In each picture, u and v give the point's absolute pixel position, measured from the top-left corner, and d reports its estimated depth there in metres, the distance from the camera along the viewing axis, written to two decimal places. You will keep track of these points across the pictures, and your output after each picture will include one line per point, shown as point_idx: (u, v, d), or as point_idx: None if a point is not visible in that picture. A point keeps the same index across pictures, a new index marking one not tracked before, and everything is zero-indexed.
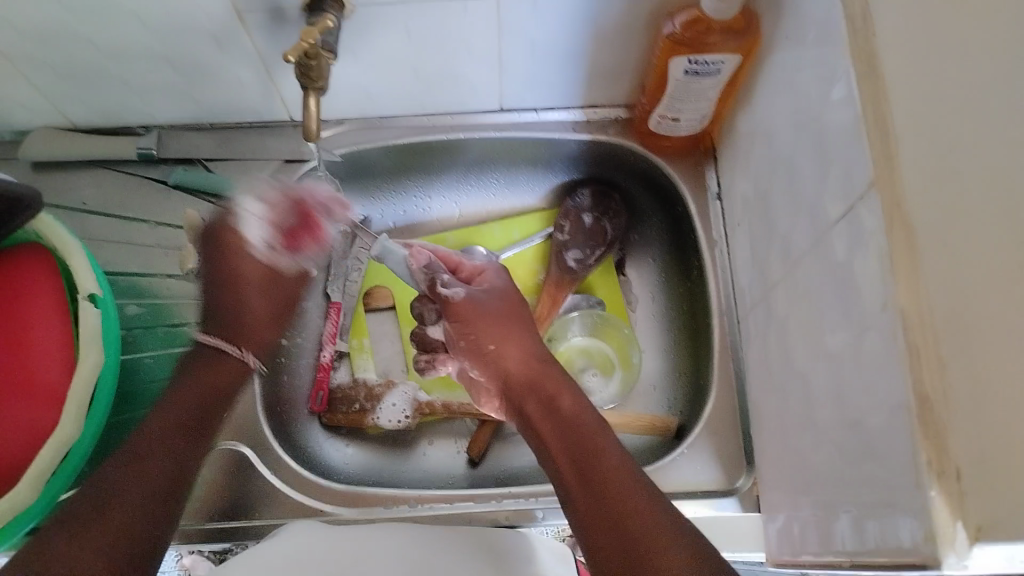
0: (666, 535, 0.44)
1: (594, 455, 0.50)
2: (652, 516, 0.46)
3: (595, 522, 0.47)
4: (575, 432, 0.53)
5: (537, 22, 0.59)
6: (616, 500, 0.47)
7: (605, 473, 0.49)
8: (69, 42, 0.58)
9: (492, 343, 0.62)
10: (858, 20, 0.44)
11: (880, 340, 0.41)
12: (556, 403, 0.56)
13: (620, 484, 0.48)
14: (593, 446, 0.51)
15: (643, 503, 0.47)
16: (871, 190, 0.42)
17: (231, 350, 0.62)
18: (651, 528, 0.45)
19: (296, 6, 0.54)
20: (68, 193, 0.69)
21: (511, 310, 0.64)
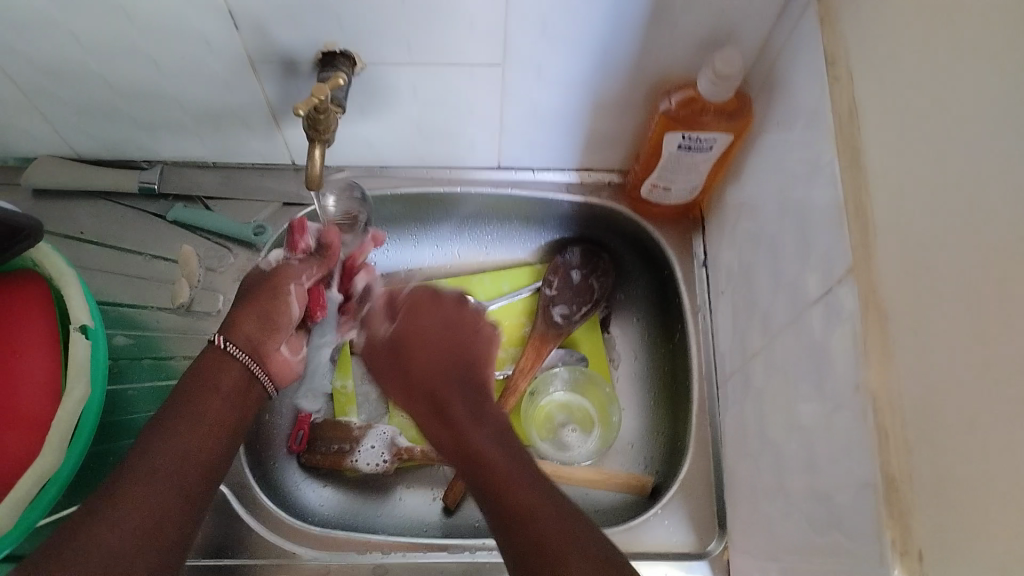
0: (557, 517, 0.46)
1: (490, 460, 0.50)
2: (541, 505, 0.46)
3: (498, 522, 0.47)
4: (471, 435, 0.52)
5: (540, 90, 0.62)
6: (512, 486, 0.48)
7: (506, 472, 0.49)
8: (84, 78, 0.59)
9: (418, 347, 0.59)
10: (843, 114, 0.46)
11: (852, 418, 0.43)
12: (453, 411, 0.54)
13: (515, 478, 0.48)
14: (492, 449, 0.51)
15: (541, 493, 0.47)
16: (848, 277, 0.44)
17: (256, 368, 0.56)
18: (544, 523, 0.45)
19: (309, 61, 0.57)
20: (66, 221, 0.70)
21: (458, 335, 0.60)
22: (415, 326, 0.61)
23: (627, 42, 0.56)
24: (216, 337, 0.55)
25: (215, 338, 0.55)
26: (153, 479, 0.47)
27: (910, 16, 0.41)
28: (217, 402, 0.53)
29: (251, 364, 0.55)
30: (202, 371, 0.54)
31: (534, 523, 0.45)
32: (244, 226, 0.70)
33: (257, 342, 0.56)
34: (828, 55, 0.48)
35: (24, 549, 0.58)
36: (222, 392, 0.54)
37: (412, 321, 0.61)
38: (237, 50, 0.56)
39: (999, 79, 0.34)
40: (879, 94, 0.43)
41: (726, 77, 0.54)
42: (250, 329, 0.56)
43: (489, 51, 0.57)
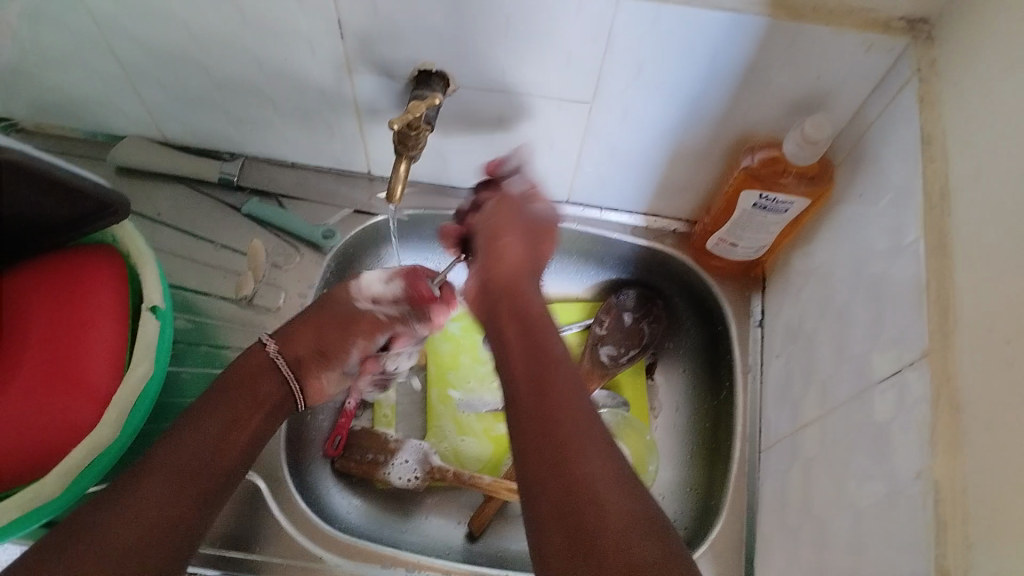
0: (614, 493, 0.43)
1: (560, 405, 0.48)
2: (588, 467, 0.45)
3: (540, 473, 0.46)
4: (551, 376, 0.50)
5: (623, 133, 0.62)
6: (566, 437, 0.46)
7: (572, 419, 0.47)
8: (186, 67, 0.61)
9: (498, 242, 0.61)
10: (935, 196, 0.46)
11: (909, 504, 0.42)
12: (542, 349, 0.53)
13: (573, 431, 0.46)
14: (567, 392, 0.49)
15: (599, 453, 0.45)
16: (919, 361, 0.44)
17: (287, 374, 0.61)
18: (596, 491, 0.43)
19: (405, 77, 0.59)
20: (146, 202, 0.73)
21: (532, 237, 0.62)
22: (514, 244, 0.61)
23: (718, 96, 0.57)
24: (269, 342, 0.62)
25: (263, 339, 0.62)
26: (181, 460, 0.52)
27: (1016, 105, 0.41)
28: (242, 394, 0.58)
29: (289, 378, 0.61)
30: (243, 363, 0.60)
31: (582, 486, 0.44)
32: (314, 228, 0.71)
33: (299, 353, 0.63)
34: (924, 134, 0.48)
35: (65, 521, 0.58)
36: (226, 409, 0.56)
37: (511, 233, 0.61)
38: (338, 58, 0.58)
39: None
40: (976, 178, 0.43)
41: (814, 143, 0.54)
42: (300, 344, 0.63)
43: (581, 88, 0.58)
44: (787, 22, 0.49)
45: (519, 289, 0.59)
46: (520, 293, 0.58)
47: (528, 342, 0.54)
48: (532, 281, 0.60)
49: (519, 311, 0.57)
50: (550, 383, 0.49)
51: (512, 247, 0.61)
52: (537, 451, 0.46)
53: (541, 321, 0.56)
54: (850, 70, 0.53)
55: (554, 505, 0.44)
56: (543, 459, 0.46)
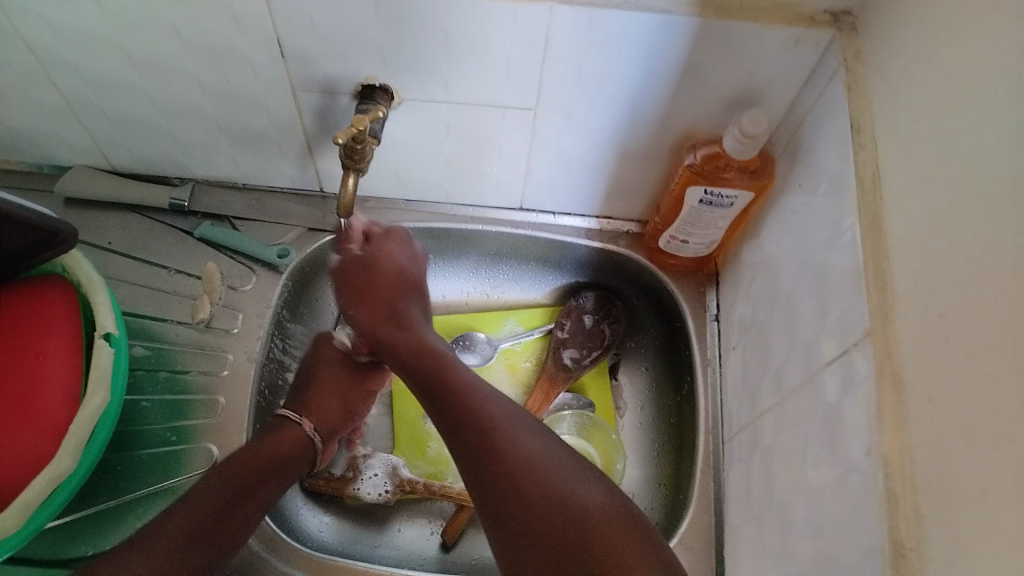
0: (544, 467, 0.47)
1: (480, 409, 0.51)
2: (517, 450, 0.48)
3: (477, 472, 0.48)
4: (466, 390, 0.53)
5: (569, 137, 0.63)
6: (494, 432, 0.49)
7: (494, 419, 0.50)
8: (129, 93, 0.61)
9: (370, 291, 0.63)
10: (867, 179, 0.48)
11: (861, 481, 0.43)
12: (454, 386, 0.54)
13: (498, 425, 0.50)
14: (483, 397, 0.52)
15: (523, 434, 0.49)
16: (863, 340, 0.45)
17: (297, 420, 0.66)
18: (532, 469, 0.47)
19: (349, 92, 0.59)
20: (96, 231, 0.72)
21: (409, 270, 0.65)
22: (380, 282, 0.63)
23: (658, 96, 0.58)
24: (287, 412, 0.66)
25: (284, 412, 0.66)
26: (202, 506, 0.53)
27: (935, 88, 0.42)
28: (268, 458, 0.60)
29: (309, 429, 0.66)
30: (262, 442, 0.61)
31: (516, 470, 0.47)
32: (267, 248, 0.71)
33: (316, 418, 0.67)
34: (854, 122, 0.49)
35: (26, 553, 0.58)
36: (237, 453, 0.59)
37: (381, 265, 0.64)
38: (281, 77, 0.58)
39: (1011, 143, 0.36)
40: (903, 160, 0.45)
41: (752, 137, 0.56)
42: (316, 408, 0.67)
43: (524, 95, 0.59)
44: (717, 20, 0.51)
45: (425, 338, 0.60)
46: (409, 334, 0.60)
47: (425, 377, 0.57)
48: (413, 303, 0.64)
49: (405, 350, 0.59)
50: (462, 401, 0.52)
51: (377, 286, 0.63)
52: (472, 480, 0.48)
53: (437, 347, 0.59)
54: (781, 64, 0.54)
55: (493, 497, 0.47)
56: (474, 460, 0.49)
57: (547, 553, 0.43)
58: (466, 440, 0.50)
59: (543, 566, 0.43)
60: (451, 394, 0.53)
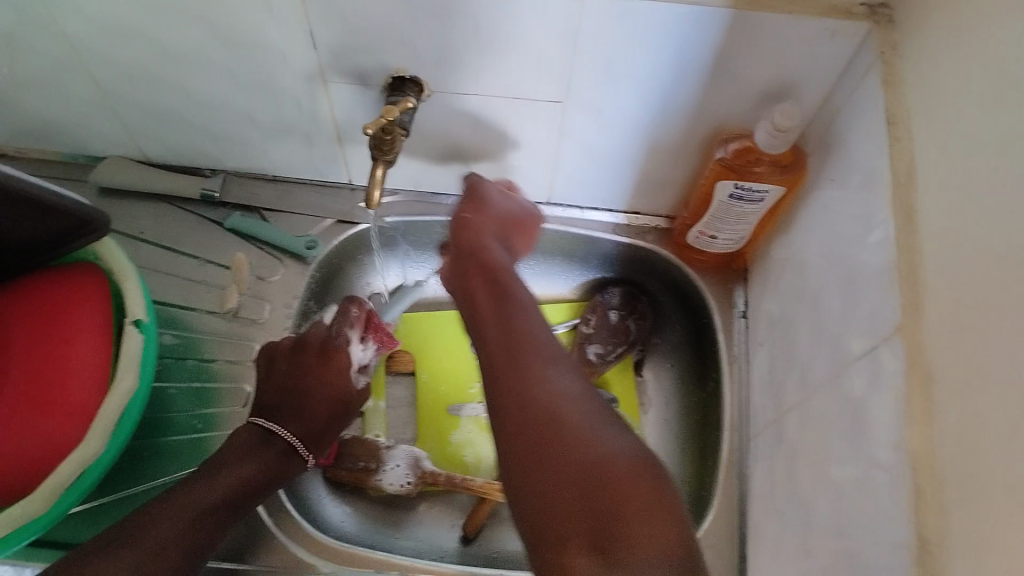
0: (572, 406, 0.45)
1: (522, 340, 0.49)
2: (549, 386, 0.46)
3: (508, 403, 0.46)
4: (514, 319, 0.51)
5: (597, 130, 0.63)
6: (528, 365, 0.47)
7: (533, 353, 0.48)
8: (161, 84, 0.62)
9: (466, 213, 0.59)
10: (902, 173, 0.47)
11: (886, 478, 0.43)
12: (511, 317, 0.51)
13: (532, 359, 0.47)
14: (527, 329, 0.50)
15: (556, 374, 0.47)
16: (893, 335, 0.44)
17: (301, 450, 0.62)
18: (556, 411, 0.44)
19: (378, 83, 0.59)
20: (128, 220, 0.73)
21: (510, 208, 0.60)
22: (483, 211, 0.59)
23: (688, 89, 0.57)
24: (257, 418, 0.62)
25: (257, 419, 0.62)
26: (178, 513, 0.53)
27: (976, 82, 0.41)
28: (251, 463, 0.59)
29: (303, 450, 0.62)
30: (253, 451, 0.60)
31: (541, 408, 0.44)
32: (297, 240, 0.72)
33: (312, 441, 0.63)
34: (890, 115, 0.48)
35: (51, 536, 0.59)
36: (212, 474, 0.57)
37: (477, 208, 0.59)
38: (311, 69, 0.58)
39: None
40: (940, 155, 0.44)
41: (784, 131, 0.55)
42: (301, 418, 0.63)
43: (552, 87, 0.58)
44: (750, 11, 0.50)
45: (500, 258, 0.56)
46: (484, 254, 0.56)
47: (495, 295, 0.53)
48: (502, 239, 0.59)
49: (485, 269, 0.55)
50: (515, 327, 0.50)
51: (476, 217, 0.58)
52: (506, 408, 0.46)
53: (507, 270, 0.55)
54: (816, 57, 0.53)
55: (518, 427, 0.45)
56: (501, 389, 0.47)
57: (558, 496, 0.41)
58: (502, 361, 0.48)
59: (559, 507, 0.41)
60: (504, 322, 0.51)
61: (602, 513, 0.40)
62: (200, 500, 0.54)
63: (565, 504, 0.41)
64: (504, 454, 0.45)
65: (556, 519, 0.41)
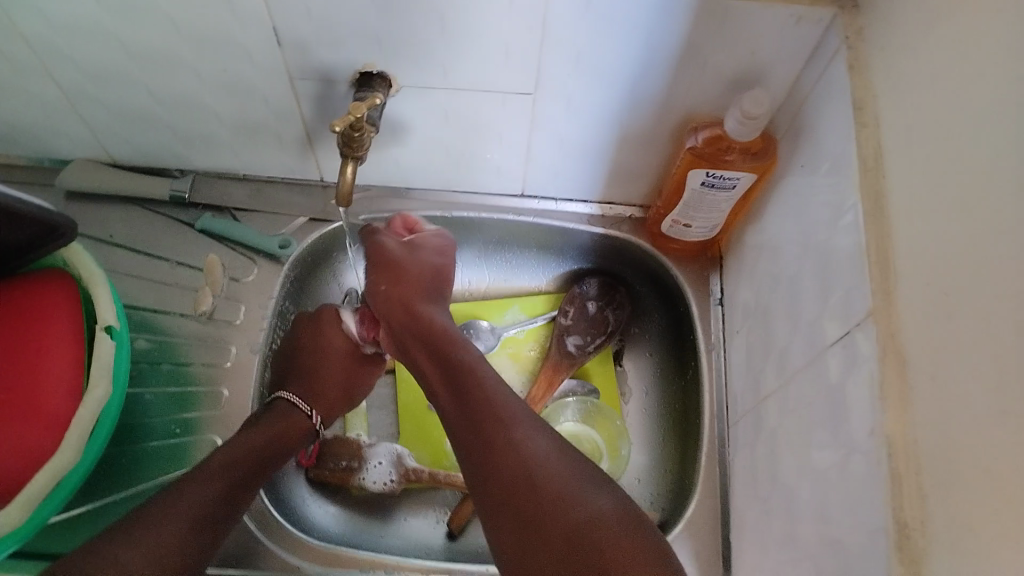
0: (554, 468, 0.49)
1: (491, 410, 0.53)
2: (526, 451, 0.50)
3: (490, 472, 0.50)
4: (471, 391, 0.54)
5: (568, 121, 0.63)
6: (502, 436, 0.51)
7: (503, 421, 0.52)
8: (126, 84, 0.61)
9: (383, 285, 0.62)
10: (869, 159, 0.47)
11: (865, 463, 0.43)
12: (470, 390, 0.55)
13: (507, 429, 0.51)
14: (490, 401, 0.53)
15: (530, 435, 0.51)
16: (867, 320, 0.45)
17: (304, 409, 0.65)
18: (536, 476, 0.49)
19: (347, 79, 0.59)
20: (96, 224, 0.72)
21: (432, 266, 0.64)
22: (403, 281, 0.62)
23: (658, 77, 0.57)
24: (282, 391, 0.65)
25: (278, 395, 0.65)
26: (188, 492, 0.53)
27: (939, 64, 0.42)
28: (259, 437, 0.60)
29: (310, 412, 0.65)
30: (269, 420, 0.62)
31: (523, 477, 0.49)
32: (269, 239, 0.71)
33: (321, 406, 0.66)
34: (856, 100, 0.49)
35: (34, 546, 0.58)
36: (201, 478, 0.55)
37: (397, 275, 0.62)
38: (278, 67, 0.58)
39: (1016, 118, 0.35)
40: (905, 138, 0.44)
41: (754, 118, 0.55)
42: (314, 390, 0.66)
43: (522, 79, 0.58)
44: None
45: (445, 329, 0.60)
46: (421, 323, 0.60)
47: (446, 370, 0.57)
48: (434, 296, 0.63)
49: (425, 338, 0.59)
50: (470, 394, 0.54)
51: (405, 278, 0.62)
52: (489, 479, 0.50)
53: (451, 339, 0.59)
54: (782, 44, 0.54)
55: (507, 497, 0.49)
56: (478, 461, 0.51)
57: (544, 555, 0.46)
58: (478, 429, 0.52)
59: (549, 561, 0.46)
60: (465, 393, 0.55)
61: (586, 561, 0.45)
62: (188, 509, 0.52)
63: (553, 569, 0.46)
64: (488, 521, 0.50)
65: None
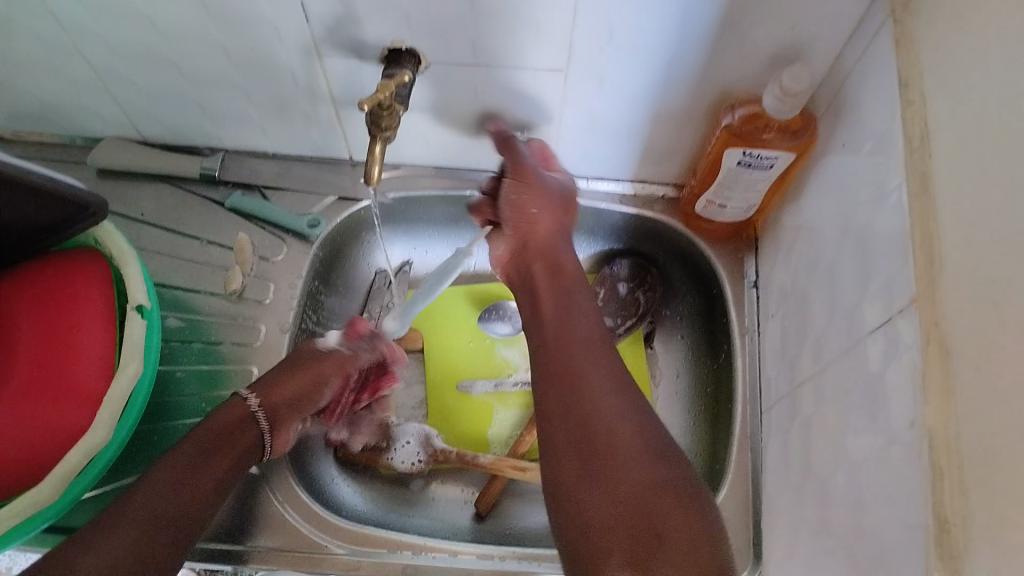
0: (623, 429, 0.48)
1: (577, 367, 0.51)
2: (605, 405, 0.49)
3: (555, 415, 0.50)
4: (570, 336, 0.54)
5: (602, 99, 0.61)
6: (580, 387, 0.50)
7: (585, 380, 0.51)
8: (155, 62, 0.61)
9: (534, 208, 0.60)
10: (914, 138, 0.45)
11: (904, 455, 0.41)
12: (573, 321, 0.56)
13: (590, 374, 0.51)
14: (575, 347, 0.53)
15: (613, 391, 0.50)
16: (909, 307, 0.43)
17: (263, 433, 0.59)
18: (613, 431, 0.47)
19: (375, 56, 0.58)
20: (129, 202, 0.73)
21: (565, 202, 0.63)
22: (539, 203, 0.61)
23: (694, 53, 0.55)
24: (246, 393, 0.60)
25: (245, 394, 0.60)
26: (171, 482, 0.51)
27: (991, 40, 0.40)
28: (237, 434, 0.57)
29: (264, 429, 0.59)
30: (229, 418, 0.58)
31: (597, 423, 0.48)
32: (299, 218, 0.71)
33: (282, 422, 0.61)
34: (901, 77, 0.47)
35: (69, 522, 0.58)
36: (191, 460, 0.53)
37: (541, 207, 0.61)
38: (306, 44, 0.57)
39: None
40: (953, 116, 0.42)
41: (793, 95, 0.53)
42: (274, 398, 0.61)
43: (554, 56, 0.57)
44: None
45: (557, 260, 0.60)
46: (543, 253, 0.61)
47: (558, 310, 0.57)
48: (563, 237, 0.62)
49: (553, 275, 0.59)
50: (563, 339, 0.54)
51: (531, 199, 0.61)
52: (550, 398, 0.51)
53: (567, 274, 0.60)
54: (824, 17, 0.51)
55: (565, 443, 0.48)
56: (561, 394, 0.50)
57: (595, 504, 0.45)
58: (557, 370, 0.52)
59: (599, 515, 0.44)
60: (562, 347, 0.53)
61: (646, 539, 0.42)
62: (166, 504, 0.50)
63: (610, 514, 0.44)
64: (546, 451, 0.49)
65: (599, 530, 0.44)
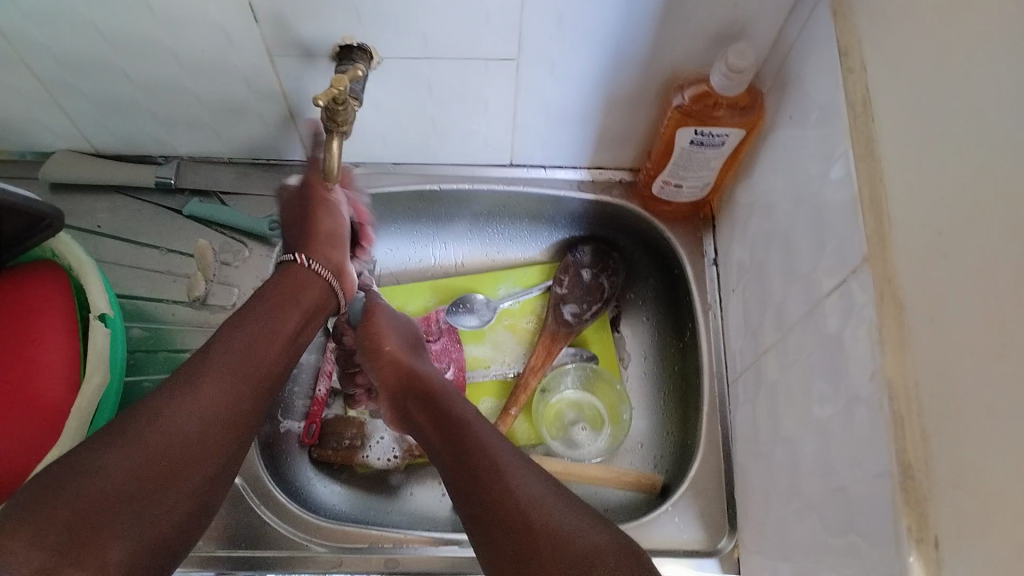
0: (548, 509, 0.48)
1: (479, 463, 0.52)
2: (521, 495, 0.49)
3: (475, 513, 0.50)
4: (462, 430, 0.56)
5: (553, 86, 0.62)
6: (491, 482, 0.50)
7: (496, 470, 0.51)
8: (103, 70, 0.60)
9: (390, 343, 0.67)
10: (857, 104, 0.47)
11: (867, 411, 0.43)
12: (455, 419, 0.58)
13: (495, 471, 0.51)
14: (474, 437, 0.55)
15: (522, 477, 0.50)
16: (863, 267, 0.44)
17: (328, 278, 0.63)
18: (528, 517, 0.47)
19: (326, 53, 0.58)
20: (83, 215, 0.71)
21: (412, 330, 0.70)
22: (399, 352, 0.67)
23: (642, 35, 0.56)
24: (299, 257, 0.62)
25: (295, 257, 0.62)
26: (228, 376, 0.52)
27: (924, 3, 0.41)
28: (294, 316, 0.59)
29: (326, 276, 0.63)
30: (281, 283, 0.60)
31: (516, 512, 0.48)
32: (259, 220, 0.70)
33: (335, 264, 0.64)
34: (842, 46, 0.48)
35: None
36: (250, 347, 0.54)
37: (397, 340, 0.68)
38: (256, 45, 0.57)
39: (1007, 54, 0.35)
40: (892, 80, 0.43)
41: (739, 72, 0.55)
42: (324, 250, 0.63)
43: (504, 45, 0.57)
44: None
45: (415, 371, 0.65)
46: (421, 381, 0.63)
47: (439, 423, 0.58)
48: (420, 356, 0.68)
49: (423, 396, 0.62)
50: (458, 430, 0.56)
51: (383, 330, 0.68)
52: (471, 511, 0.50)
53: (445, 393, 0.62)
54: None
55: (493, 532, 0.48)
56: (471, 491, 0.51)
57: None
58: (467, 467, 0.52)
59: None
60: (457, 452, 0.54)
61: None
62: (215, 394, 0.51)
63: None
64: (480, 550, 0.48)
65: None
